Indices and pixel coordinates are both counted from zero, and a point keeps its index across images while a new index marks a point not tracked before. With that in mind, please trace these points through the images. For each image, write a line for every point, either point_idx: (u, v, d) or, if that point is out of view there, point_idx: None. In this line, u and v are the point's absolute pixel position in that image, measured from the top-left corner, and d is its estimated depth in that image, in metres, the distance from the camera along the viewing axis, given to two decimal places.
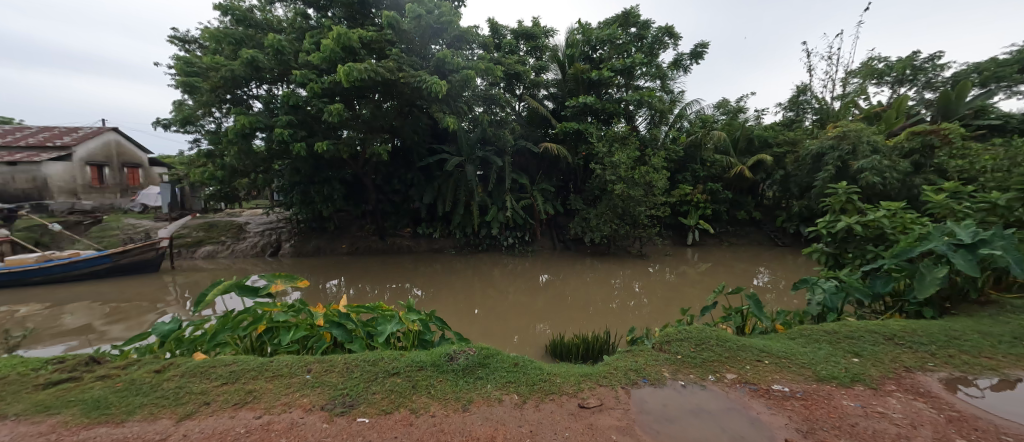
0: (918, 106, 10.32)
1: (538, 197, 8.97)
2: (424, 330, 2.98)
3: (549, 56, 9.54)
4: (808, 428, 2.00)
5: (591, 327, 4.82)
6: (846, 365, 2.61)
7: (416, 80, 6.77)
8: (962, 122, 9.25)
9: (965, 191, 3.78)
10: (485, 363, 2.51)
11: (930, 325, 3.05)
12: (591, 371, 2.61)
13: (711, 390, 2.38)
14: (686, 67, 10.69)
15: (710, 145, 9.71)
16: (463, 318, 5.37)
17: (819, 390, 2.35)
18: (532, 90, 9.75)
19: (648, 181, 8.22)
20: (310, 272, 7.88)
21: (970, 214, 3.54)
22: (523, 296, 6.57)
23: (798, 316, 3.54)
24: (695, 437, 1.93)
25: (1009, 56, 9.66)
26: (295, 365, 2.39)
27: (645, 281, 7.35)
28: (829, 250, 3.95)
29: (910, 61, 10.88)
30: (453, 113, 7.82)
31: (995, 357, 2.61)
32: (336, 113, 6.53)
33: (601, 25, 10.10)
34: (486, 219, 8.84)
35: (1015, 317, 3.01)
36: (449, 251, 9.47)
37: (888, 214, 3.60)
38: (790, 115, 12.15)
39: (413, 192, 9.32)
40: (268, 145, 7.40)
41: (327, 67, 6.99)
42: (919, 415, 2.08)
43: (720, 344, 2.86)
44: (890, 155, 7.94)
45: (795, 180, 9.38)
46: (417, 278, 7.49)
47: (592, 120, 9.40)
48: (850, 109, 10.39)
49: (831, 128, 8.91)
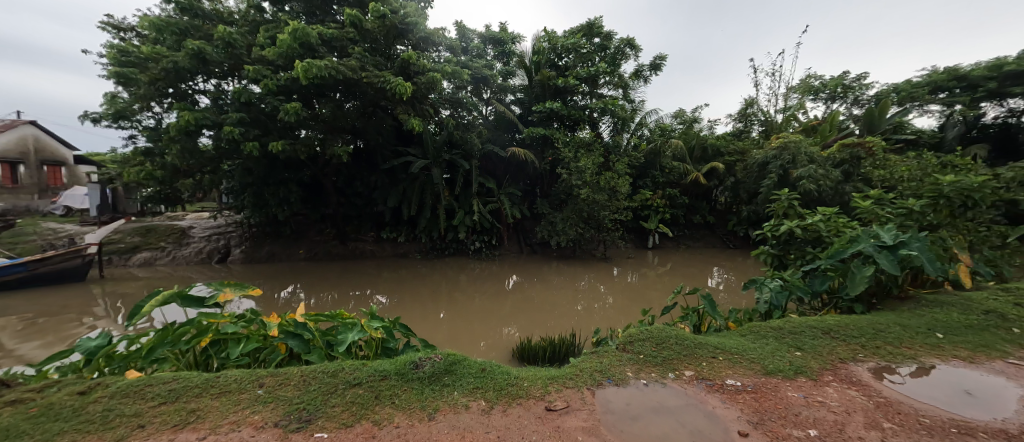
0: (849, 120, 11.41)
1: (504, 201, 8.98)
2: (388, 338, 2.91)
3: (516, 62, 9.72)
4: (758, 420, 2.13)
5: (557, 330, 4.89)
6: (790, 358, 2.81)
7: (381, 80, 6.58)
8: (884, 136, 10.25)
9: (887, 198, 4.19)
10: (452, 370, 2.47)
11: (860, 319, 3.34)
12: (559, 373, 2.64)
13: (671, 388, 2.48)
14: (646, 77, 11.17)
15: (668, 152, 10.22)
16: (428, 324, 5.27)
17: (767, 384, 2.51)
18: (499, 95, 9.79)
19: (612, 186, 8.50)
20: (262, 279, 7.39)
21: (892, 219, 3.93)
22: (490, 300, 6.53)
23: (748, 314, 3.77)
24: (657, 435, 1.99)
25: (920, 79, 10.96)
26: (245, 380, 2.22)
27: (610, 284, 7.57)
28: (774, 252, 4.21)
29: (841, 80, 12.02)
30: (419, 115, 7.70)
31: (913, 347, 2.92)
32: (293, 111, 6.17)
33: (567, 33, 10.36)
34: (453, 223, 8.74)
35: (930, 310, 3.37)
36: (415, 256, 9.25)
37: (824, 219, 3.93)
38: (740, 126, 12.99)
39: (377, 196, 9.02)
40: (216, 143, 6.88)
41: (285, 63, 6.65)
42: (852, 402, 2.28)
43: (678, 343, 2.99)
44: (825, 164, 8.68)
45: (744, 186, 10.04)
46: (382, 284, 7.25)
47: (558, 125, 9.60)
48: (791, 122, 11.33)
49: (774, 140, 9.69)
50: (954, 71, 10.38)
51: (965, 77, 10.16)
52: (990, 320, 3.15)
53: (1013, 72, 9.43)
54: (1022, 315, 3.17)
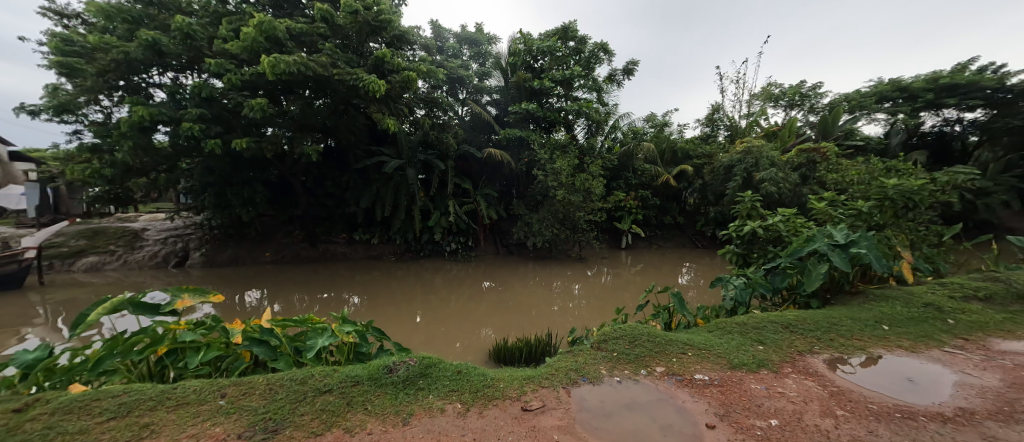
0: (806, 126, 12.12)
1: (481, 202, 8.94)
2: (360, 343, 2.83)
3: (492, 63, 9.76)
4: (724, 412, 2.23)
5: (533, 330, 4.91)
6: (753, 352, 2.95)
7: (353, 77, 6.39)
8: (837, 142, 10.96)
9: (840, 200, 4.47)
10: (427, 373, 2.43)
11: (816, 313, 3.56)
12: (534, 373, 2.66)
13: (643, 384, 2.55)
14: (619, 82, 11.44)
15: (641, 155, 10.50)
16: (404, 327, 5.16)
17: (732, 377, 2.62)
18: (475, 96, 9.78)
19: (586, 187, 8.65)
20: (225, 284, 7.01)
21: (844, 219, 4.20)
22: (466, 302, 6.49)
23: (716, 311, 3.93)
24: (630, 430, 2.03)
25: (868, 89, 11.79)
26: (205, 391, 2.10)
27: (585, 284, 7.70)
28: (738, 251, 4.41)
29: (799, 88, 12.77)
30: (393, 115, 7.55)
31: (862, 338, 3.14)
32: (259, 108, 5.89)
33: (542, 36, 10.45)
34: (428, 224, 8.63)
35: (877, 304, 3.62)
36: (389, 258, 9.05)
37: (783, 219, 4.15)
38: (707, 130, 13.53)
39: (349, 196, 8.77)
40: (173, 140, 6.48)
41: (249, 58, 6.35)
42: (809, 392, 2.43)
43: (650, 340, 3.08)
44: (784, 168, 9.19)
45: (711, 188, 10.46)
46: (355, 288, 7.04)
47: (534, 127, 9.66)
48: (754, 128, 11.92)
49: (739, 144, 10.16)
50: (898, 83, 11.25)
51: (907, 89, 11.01)
52: (929, 312, 3.43)
53: (947, 85, 10.32)
54: (956, 307, 3.47)
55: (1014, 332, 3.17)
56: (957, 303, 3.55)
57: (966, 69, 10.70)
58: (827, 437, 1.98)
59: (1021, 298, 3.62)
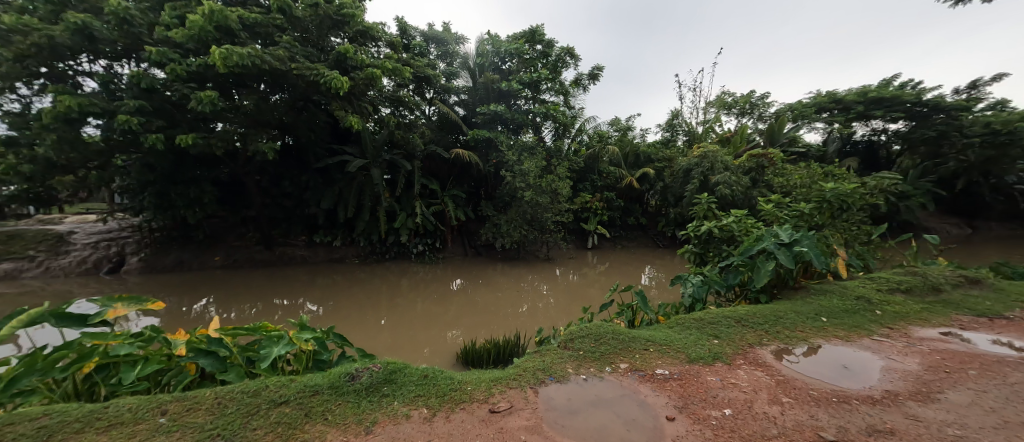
0: (756, 133, 12.99)
1: (448, 203, 8.86)
2: (319, 350, 2.71)
3: (459, 63, 9.66)
4: (683, 404, 2.33)
5: (502, 331, 4.92)
6: (709, 346, 3.11)
7: (313, 73, 6.13)
8: (783, 148, 11.83)
9: (785, 202, 4.81)
10: (391, 379, 2.36)
11: (764, 308, 3.81)
12: (502, 375, 2.65)
13: (608, 380, 2.61)
14: (585, 86, 11.73)
15: (606, 157, 10.81)
16: (368, 332, 5.00)
17: (690, 370, 2.75)
18: (442, 95, 9.68)
19: (553, 188, 8.79)
20: (168, 291, 6.46)
21: (788, 220, 4.53)
22: (434, 304, 6.37)
23: (676, 308, 4.10)
24: (595, 427, 2.07)
25: (809, 100, 12.83)
26: (143, 408, 1.92)
27: (552, 284, 7.83)
28: (696, 250, 4.64)
29: (749, 97, 13.68)
30: (356, 113, 7.32)
31: (805, 330, 3.39)
32: (208, 101, 5.49)
33: (510, 38, 10.53)
34: (394, 225, 8.42)
35: (818, 298, 3.92)
36: (353, 261, 8.72)
37: (736, 220, 4.40)
38: (667, 135, 14.17)
39: (309, 197, 8.37)
40: (107, 134, 5.91)
41: (196, 47, 5.91)
42: (758, 382, 2.59)
43: (614, 337, 3.17)
44: (737, 172, 9.79)
45: (671, 191, 10.96)
46: (315, 293, 6.72)
47: (501, 128, 9.66)
48: (709, 134, 12.62)
49: (696, 149, 10.72)
50: (833, 95, 12.33)
51: (841, 101, 12.09)
52: (860, 304, 3.77)
53: (874, 99, 11.43)
54: (883, 299, 3.84)
55: (929, 320, 3.55)
56: (883, 295, 3.92)
57: (890, 85, 11.92)
58: (774, 423, 2.13)
59: (934, 289, 4.07)
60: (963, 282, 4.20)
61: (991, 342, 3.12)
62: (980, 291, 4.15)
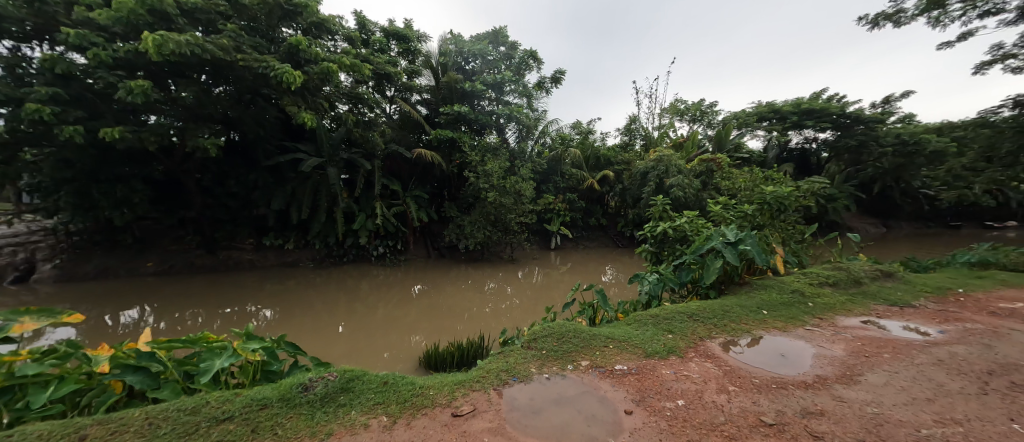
0: (705, 139, 13.85)
1: (410, 204, 8.66)
2: (269, 360, 2.53)
3: (422, 61, 9.45)
4: (640, 398, 2.42)
5: (465, 334, 4.87)
6: (664, 341, 3.27)
7: (262, 65, 5.76)
8: (729, 154, 12.69)
9: (732, 204, 5.15)
10: (348, 387, 2.27)
11: (713, 303, 4.06)
12: (465, 377, 2.62)
13: (570, 378, 2.66)
14: (548, 89, 11.94)
15: (568, 160, 11.06)
16: (324, 339, 4.75)
17: (647, 365, 2.87)
18: (404, 93, 9.48)
19: (517, 189, 8.86)
20: (90, 302, 5.78)
21: (734, 220, 4.86)
22: (396, 308, 6.20)
23: (634, 305, 4.26)
24: (557, 425, 2.10)
25: (751, 110, 13.88)
26: (57, 434, 1.69)
27: (516, 284, 7.89)
28: (652, 249, 4.86)
29: (699, 105, 14.58)
30: (311, 109, 6.97)
31: (748, 322, 3.65)
32: (139, 92, 4.99)
33: (473, 38, 10.50)
34: (353, 227, 8.10)
35: (760, 292, 4.24)
36: (307, 264, 8.27)
37: (688, 220, 4.66)
38: (626, 139, 14.75)
39: (258, 197, 7.83)
40: (12, 125, 5.19)
41: (124, 32, 5.35)
42: (708, 373, 2.75)
43: (576, 336, 3.24)
44: (689, 175, 10.39)
45: (630, 192, 11.40)
46: (265, 299, 6.29)
47: (465, 129, 9.60)
48: (664, 138, 13.29)
49: (652, 153, 11.25)
50: (772, 106, 13.44)
51: (778, 111, 13.20)
52: (796, 297, 4.12)
53: (807, 110, 12.58)
54: (814, 293, 4.22)
55: (851, 310, 3.96)
56: (814, 289, 4.32)
57: (819, 98, 13.17)
58: (722, 411, 2.27)
59: (855, 282, 4.54)
60: (878, 275, 4.71)
61: (901, 328, 3.53)
62: (891, 283, 4.68)
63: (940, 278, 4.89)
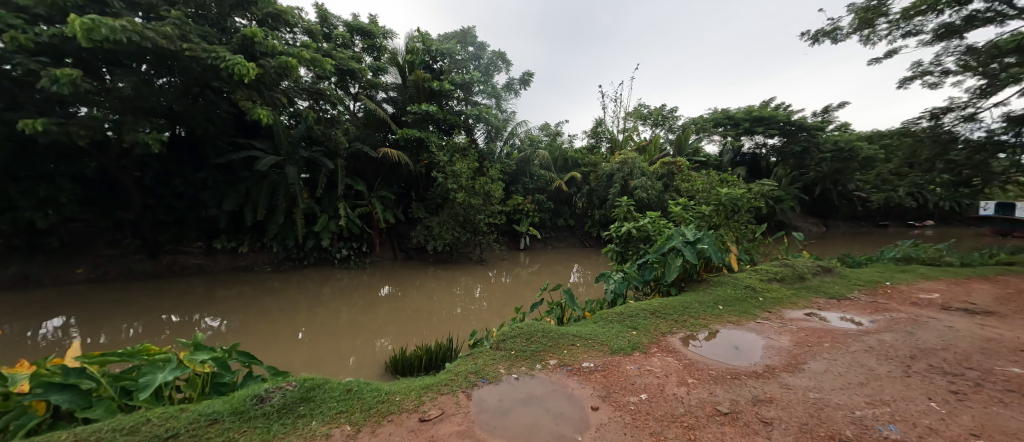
0: (667, 143, 14.48)
1: (376, 204, 8.42)
2: (220, 372, 2.36)
3: (387, 58, 9.27)
4: (606, 393, 2.49)
5: (433, 336, 4.80)
6: (628, 337, 3.38)
7: (212, 56, 5.39)
8: (689, 157, 13.33)
9: (691, 205, 5.41)
10: (308, 397, 2.17)
11: (674, 299, 4.24)
12: (433, 381, 2.58)
13: (539, 377, 2.69)
14: (516, 91, 12.03)
15: (536, 161, 11.19)
16: (282, 347, 4.52)
17: (612, 361, 2.95)
18: (369, 91, 9.25)
19: (486, 190, 8.84)
20: (6, 314, 5.15)
21: (693, 221, 5.11)
22: (361, 312, 6.00)
23: (600, 303, 4.37)
24: (526, 424, 2.11)
25: (708, 116, 14.68)
26: None
27: (485, 286, 7.87)
28: (617, 249, 5.02)
29: (661, 110, 15.24)
30: (267, 104, 6.60)
31: (706, 318, 3.85)
32: (68, 81, 4.52)
33: (441, 37, 10.39)
34: (314, 228, 7.76)
35: (716, 288, 4.48)
36: (264, 269, 7.82)
37: (651, 221, 4.85)
38: (592, 141, 15.15)
39: (208, 197, 7.31)
40: None
41: (48, 14, 4.83)
42: (669, 366, 2.88)
43: (544, 335, 3.28)
44: (651, 177, 10.81)
45: (596, 194, 11.70)
46: (217, 307, 5.89)
47: (433, 128, 9.47)
48: (629, 142, 13.75)
49: (617, 155, 11.61)
50: (727, 113, 14.29)
51: (732, 118, 14.05)
52: (748, 293, 4.39)
53: (757, 118, 13.47)
54: (764, 288, 4.52)
55: (796, 303, 4.28)
56: (764, 284, 4.63)
57: (768, 106, 14.14)
58: (681, 402, 2.38)
59: (799, 277, 4.90)
60: (818, 271, 5.11)
61: (839, 319, 3.86)
62: (829, 277, 5.10)
63: (870, 273, 5.39)
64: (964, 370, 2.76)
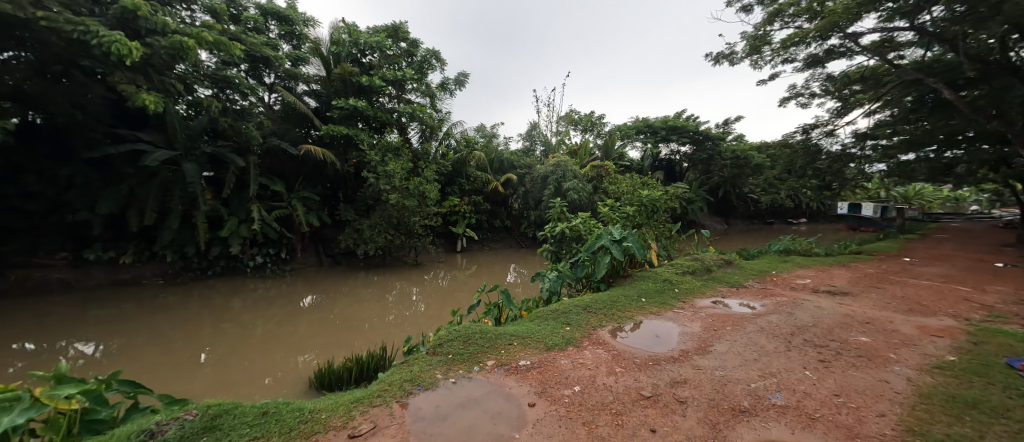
0: (596, 147, 15.41)
1: (298, 206, 7.74)
2: (93, 407, 1.91)
3: (309, 48, 8.58)
4: (541, 389, 2.56)
5: (363, 346, 4.54)
6: (563, 333, 3.52)
7: (80, 30, 4.49)
8: (615, 161, 14.32)
9: (617, 205, 5.81)
10: (213, 425, 1.91)
11: (603, 294, 4.52)
12: (364, 394, 2.44)
13: (476, 379, 2.68)
14: (451, 91, 11.87)
15: (473, 162, 11.16)
16: (182, 371, 3.94)
17: (548, 357, 3.05)
18: (287, 82, 8.52)
19: (421, 191, 8.58)
20: None
21: (619, 220, 5.50)
22: (281, 325, 5.46)
23: (536, 302, 4.48)
24: (463, 427, 2.09)
25: (631, 124, 15.95)
26: None
27: (421, 290, 7.65)
28: (552, 249, 5.22)
29: (590, 117, 16.19)
30: (158, 91, 5.69)
31: (631, 310, 4.16)
32: None
33: (370, 30, 9.86)
34: (222, 234, 6.87)
35: (640, 282, 4.87)
36: (155, 282, 6.73)
37: (582, 221, 5.11)
38: (527, 144, 15.56)
39: (77, 197, 6.08)
40: None
41: None
42: (599, 358, 3.06)
43: (482, 337, 3.27)
44: (581, 179, 11.43)
45: (531, 195, 12.03)
46: (92, 329, 4.92)
47: (362, 126, 8.95)
48: (561, 145, 14.37)
49: (551, 158, 12.08)
50: (647, 121, 15.64)
51: (651, 126, 15.42)
52: (666, 285, 4.84)
53: (672, 127, 14.98)
54: (678, 280, 5.02)
55: (704, 293, 4.82)
56: (679, 277, 5.14)
57: (681, 117, 15.79)
58: (610, 390, 2.54)
59: (707, 269, 5.52)
60: (721, 263, 5.81)
61: (737, 305, 4.43)
62: (730, 269, 5.83)
63: (760, 264, 6.26)
64: (828, 342, 3.35)
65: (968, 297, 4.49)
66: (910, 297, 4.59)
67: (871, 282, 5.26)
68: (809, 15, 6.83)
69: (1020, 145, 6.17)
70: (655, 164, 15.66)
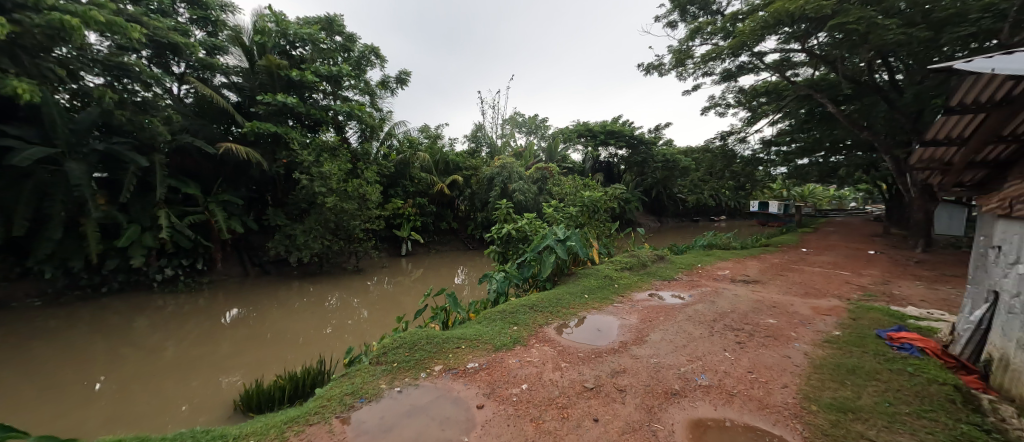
0: (541, 149, 15.80)
1: (219, 211, 6.97)
2: None
3: (227, 36, 7.76)
4: (489, 390, 2.57)
5: (298, 361, 4.23)
6: (510, 333, 3.57)
7: None
8: (559, 163, 14.80)
9: (560, 206, 6.02)
10: None
11: (550, 293, 4.65)
12: (300, 412, 2.27)
13: (423, 386, 2.61)
14: (393, 89, 11.44)
15: (416, 163, 10.88)
16: (68, 405, 3.39)
17: (496, 358, 3.07)
18: (202, 73, 7.63)
19: (361, 194, 8.15)
20: None
21: (562, 221, 5.71)
22: (199, 344, 4.90)
23: (483, 304, 4.48)
24: (410, 437, 2.03)
25: (573, 128, 16.63)
26: None
27: (364, 297, 7.29)
28: (499, 250, 5.25)
29: (534, 119, 16.61)
30: (31, 76, 4.78)
31: (576, 307, 4.33)
32: None
33: (300, 21, 9.19)
34: (123, 244, 5.97)
35: (583, 280, 5.10)
36: (30, 304, 5.66)
37: (527, 222, 5.22)
38: (473, 145, 15.53)
39: None
40: None
41: None
42: (546, 355, 3.14)
43: (429, 342, 3.20)
44: (526, 181, 11.69)
45: (478, 196, 12.01)
46: None
47: (293, 124, 8.33)
48: (507, 147, 14.56)
49: (497, 160, 12.19)
50: (587, 126, 16.42)
51: (592, 130, 16.21)
52: (606, 281, 5.12)
53: (610, 131, 15.86)
54: (618, 276, 5.34)
55: (640, 287, 5.17)
56: (618, 273, 5.46)
57: (618, 122, 16.79)
58: (557, 386, 2.62)
59: (642, 265, 5.92)
60: (654, 259, 6.27)
61: (670, 296, 4.81)
62: (662, 264, 6.31)
63: (688, 258, 6.85)
64: (743, 325, 3.77)
65: (849, 282, 5.29)
66: (807, 283, 5.31)
67: (777, 272, 6.00)
68: (723, 34, 7.63)
69: (884, 152, 7.43)
70: (596, 166, 16.43)
